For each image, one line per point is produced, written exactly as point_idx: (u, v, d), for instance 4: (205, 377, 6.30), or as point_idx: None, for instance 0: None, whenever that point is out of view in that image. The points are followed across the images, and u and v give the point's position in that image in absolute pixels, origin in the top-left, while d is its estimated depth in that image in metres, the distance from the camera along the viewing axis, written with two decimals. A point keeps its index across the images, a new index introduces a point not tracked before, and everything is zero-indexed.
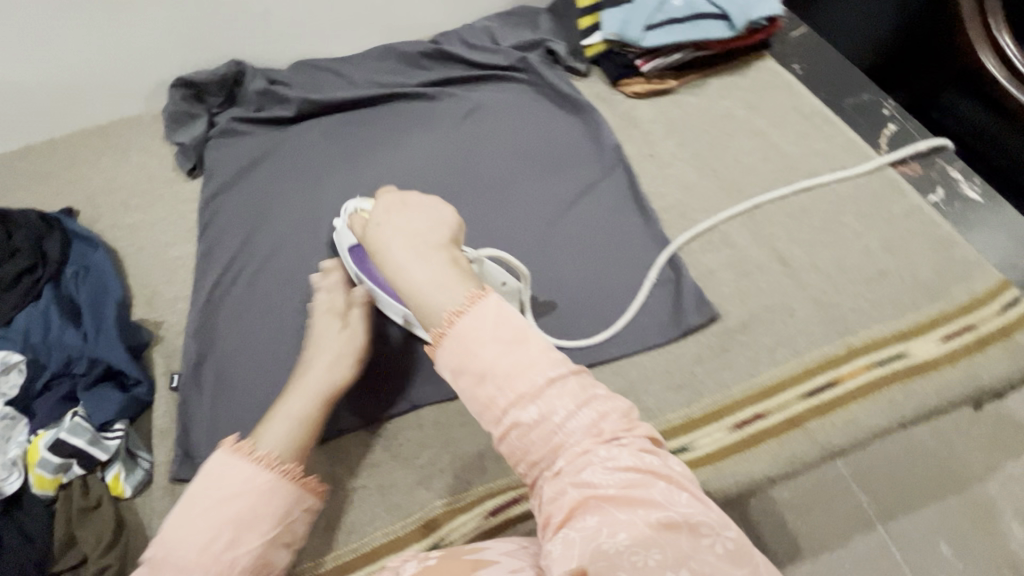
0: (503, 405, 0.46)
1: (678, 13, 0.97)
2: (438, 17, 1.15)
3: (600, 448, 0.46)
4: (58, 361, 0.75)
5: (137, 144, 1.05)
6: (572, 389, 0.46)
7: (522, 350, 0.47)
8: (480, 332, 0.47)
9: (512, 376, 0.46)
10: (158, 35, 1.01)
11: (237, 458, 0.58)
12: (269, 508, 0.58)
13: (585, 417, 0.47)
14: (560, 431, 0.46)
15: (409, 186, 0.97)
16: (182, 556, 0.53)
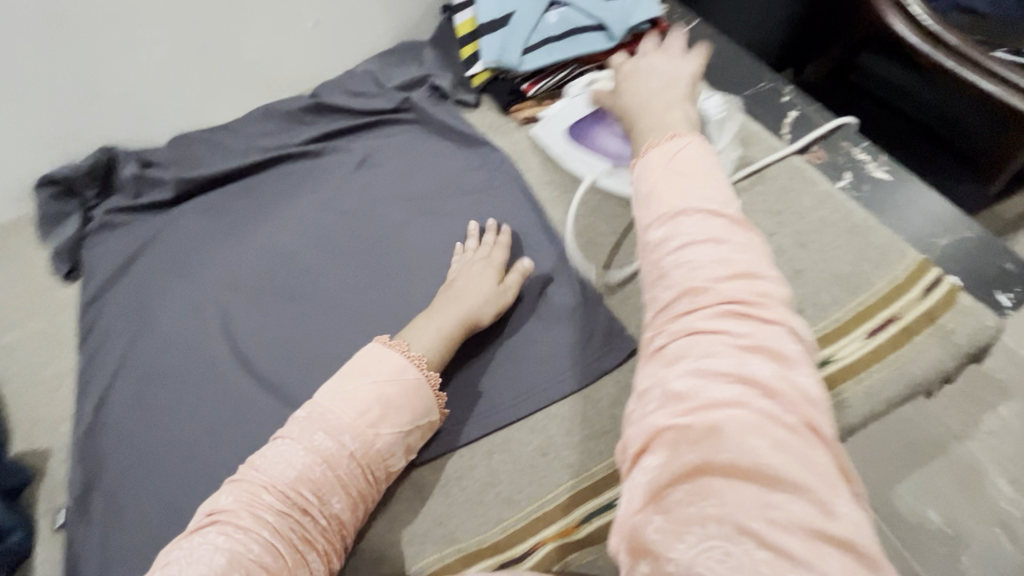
0: (654, 234, 0.50)
1: (554, 30, 0.93)
2: (318, 68, 1.10)
3: (701, 297, 0.44)
4: None
5: (9, 253, 0.97)
6: (739, 266, 0.45)
7: (707, 199, 0.49)
8: (681, 175, 0.51)
9: (680, 213, 0.49)
10: (12, 136, 0.93)
11: (391, 351, 0.66)
12: (413, 396, 0.64)
13: (725, 279, 0.44)
14: (677, 273, 0.47)
15: (300, 253, 0.90)
16: (335, 421, 0.60)
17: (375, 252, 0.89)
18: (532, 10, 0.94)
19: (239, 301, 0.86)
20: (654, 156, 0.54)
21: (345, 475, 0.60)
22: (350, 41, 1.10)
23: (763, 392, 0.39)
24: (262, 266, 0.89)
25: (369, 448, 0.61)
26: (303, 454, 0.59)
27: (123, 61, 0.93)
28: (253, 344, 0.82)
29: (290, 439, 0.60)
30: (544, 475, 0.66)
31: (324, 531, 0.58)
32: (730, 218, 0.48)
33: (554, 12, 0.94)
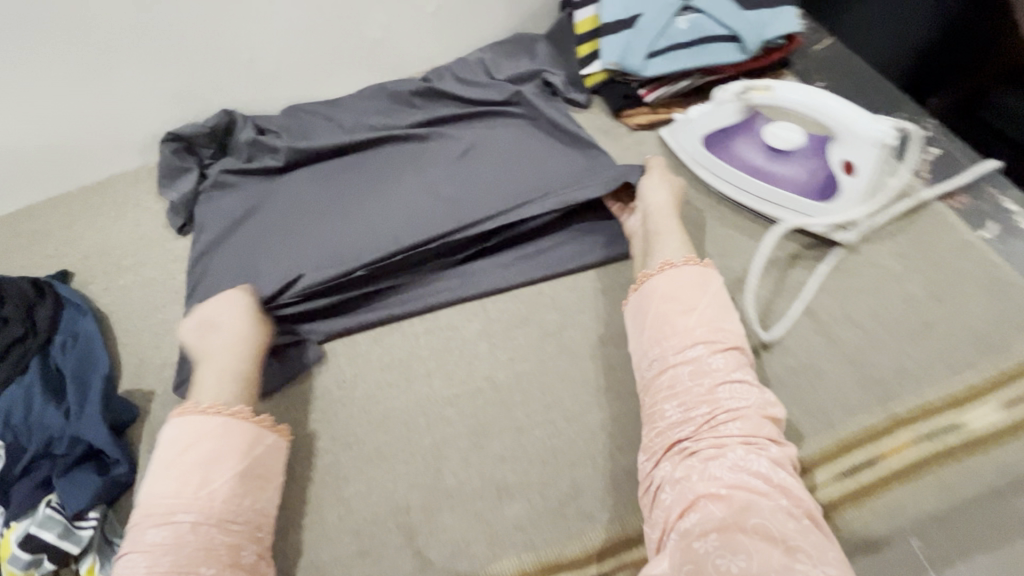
0: (688, 341, 0.65)
1: (682, 37, 0.90)
2: (432, 52, 1.11)
3: (727, 393, 0.61)
4: (40, 441, 0.72)
5: (133, 201, 1.05)
6: (740, 366, 0.64)
7: (734, 333, 0.66)
8: (696, 304, 0.67)
9: (710, 326, 0.66)
10: (147, 94, 1.00)
11: (205, 414, 0.64)
12: (233, 450, 0.63)
13: (746, 403, 0.61)
14: (721, 391, 0.62)
15: (397, 231, 0.90)
16: (158, 500, 0.59)
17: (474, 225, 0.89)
18: (662, 14, 0.91)
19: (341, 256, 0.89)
20: (668, 283, 0.69)
21: (219, 536, 0.59)
22: (466, 31, 1.10)
23: (780, 494, 0.55)
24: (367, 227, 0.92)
25: (210, 508, 0.59)
26: (183, 523, 0.58)
27: (256, 30, 0.97)
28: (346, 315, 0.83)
29: (153, 526, 0.58)
30: (627, 495, 0.65)
31: None
32: (734, 335, 0.66)
33: (685, 17, 0.91)
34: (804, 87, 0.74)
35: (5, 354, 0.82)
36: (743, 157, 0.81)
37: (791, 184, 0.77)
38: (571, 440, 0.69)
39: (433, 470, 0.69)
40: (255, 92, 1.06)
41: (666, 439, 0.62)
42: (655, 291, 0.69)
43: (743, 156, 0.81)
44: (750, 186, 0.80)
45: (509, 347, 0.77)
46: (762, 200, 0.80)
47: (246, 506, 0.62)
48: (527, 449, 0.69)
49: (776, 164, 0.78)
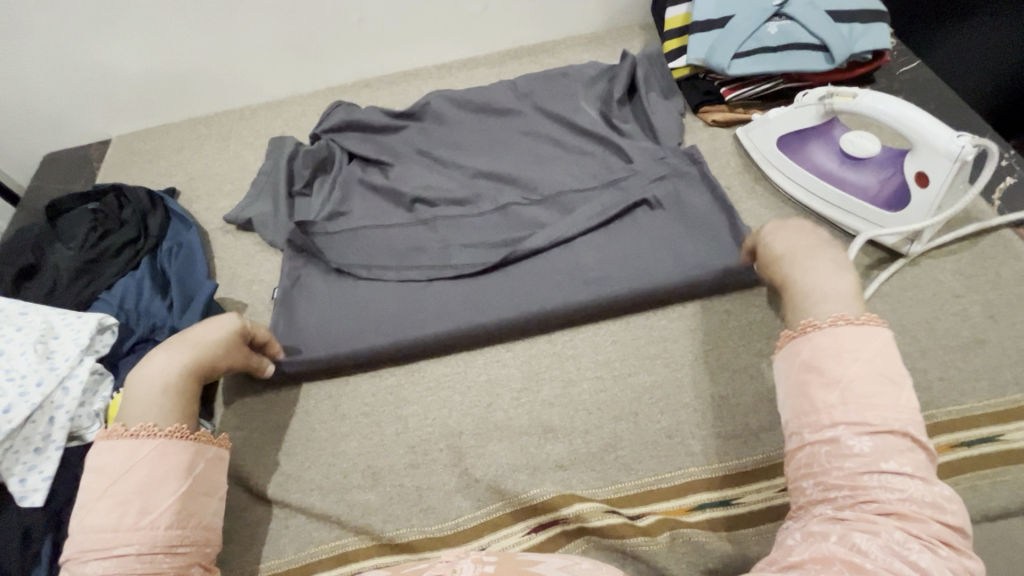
0: (833, 414, 0.48)
1: (770, 41, 0.93)
2: (523, 31, 1.17)
3: (889, 465, 0.45)
4: (145, 326, 0.83)
5: (236, 136, 1.15)
6: (902, 446, 0.46)
7: (899, 408, 0.47)
8: (853, 368, 0.49)
9: (868, 397, 0.48)
10: (263, 38, 1.09)
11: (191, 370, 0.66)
12: (171, 470, 0.58)
13: (910, 492, 0.44)
14: (873, 478, 0.45)
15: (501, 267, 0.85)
16: (86, 544, 0.52)
17: (594, 266, 0.83)
18: (753, 18, 0.94)
19: (446, 302, 0.82)
20: (826, 342, 0.51)
21: (173, 567, 0.54)
22: (558, 13, 1.15)
23: None
24: (484, 227, 0.90)
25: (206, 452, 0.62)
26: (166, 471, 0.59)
27: None
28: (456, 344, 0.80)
29: (92, 560, 0.51)
30: (664, 453, 0.70)
31: None
32: (901, 416, 0.47)
33: (775, 23, 0.94)
34: (890, 98, 0.75)
35: (122, 252, 0.93)
36: (816, 162, 0.85)
37: (860, 191, 0.81)
38: (616, 398, 0.74)
39: (485, 403, 0.75)
40: (356, 48, 1.14)
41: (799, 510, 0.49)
42: (801, 353, 0.52)
43: (816, 161, 0.85)
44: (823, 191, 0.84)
45: None
46: (828, 203, 0.84)
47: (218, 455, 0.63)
48: (574, 398, 0.74)
49: (849, 171, 0.82)
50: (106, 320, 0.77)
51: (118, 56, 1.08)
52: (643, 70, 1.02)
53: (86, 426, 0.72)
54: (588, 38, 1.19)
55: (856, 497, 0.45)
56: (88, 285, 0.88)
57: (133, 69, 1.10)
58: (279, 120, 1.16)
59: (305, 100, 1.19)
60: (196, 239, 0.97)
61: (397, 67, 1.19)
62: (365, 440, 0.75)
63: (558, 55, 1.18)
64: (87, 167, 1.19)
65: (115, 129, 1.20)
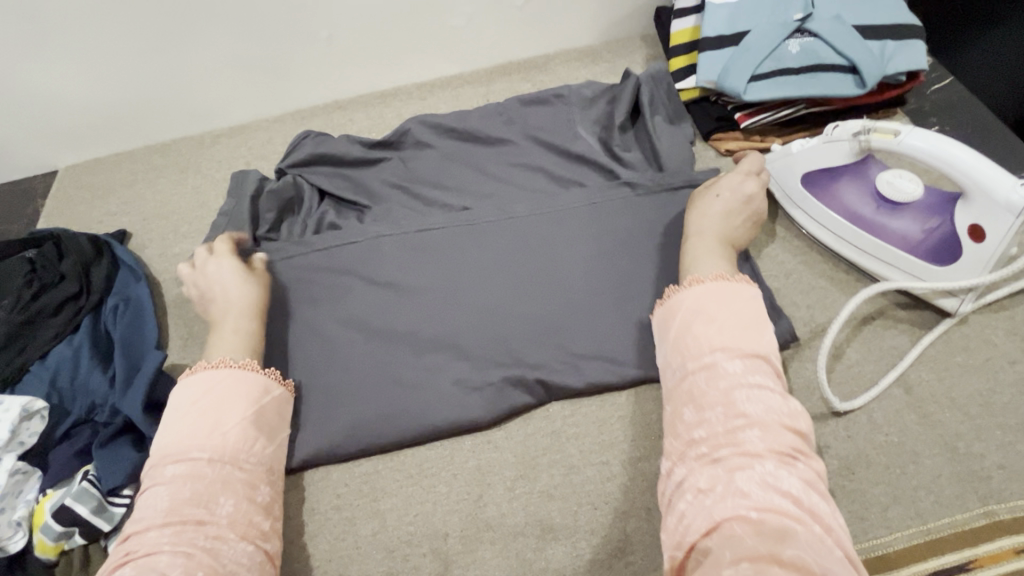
0: (705, 347, 0.57)
1: (792, 61, 0.82)
2: (513, 46, 1.06)
3: (757, 420, 0.51)
4: (82, 407, 0.72)
5: (195, 167, 1.04)
6: (766, 380, 0.54)
7: (752, 343, 0.57)
8: (720, 314, 0.59)
9: (738, 337, 0.57)
10: (221, 60, 0.97)
11: (214, 368, 0.62)
12: (244, 396, 0.61)
13: (768, 410, 0.52)
14: (739, 398, 0.53)
15: (481, 307, 0.74)
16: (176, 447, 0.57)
17: (589, 319, 0.72)
18: (772, 35, 0.83)
19: (423, 360, 0.71)
20: (691, 302, 0.61)
21: (233, 473, 0.57)
22: (551, 25, 1.04)
23: (816, 518, 0.46)
24: (463, 267, 0.77)
25: (230, 446, 0.58)
26: (183, 469, 0.55)
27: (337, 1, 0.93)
28: (439, 415, 0.68)
29: (171, 463, 0.56)
30: None
31: (231, 517, 0.55)
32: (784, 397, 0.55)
33: (797, 40, 0.83)
34: (937, 135, 0.65)
35: (60, 313, 0.81)
36: (847, 204, 0.75)
37: (900, 240, 0.71)
38: (625, 489, 0.64)
39: (474, 496, 0.65)
40: (326, 68, 1.02)
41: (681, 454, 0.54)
42: (676, 316, 0.62)
43: (848, 203, 0.75)
44: (859, 238, 0.73)
45: None
46: (862, 252, 0.74)
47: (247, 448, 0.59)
48: (577, 489, 0.65)
49: (886, 216, 0.72)
50: (33, 404, 0.67)
51: (53, 82, 0.95)
52: (648, 89, 0.90)
53: (6, 537, 0.61)
54: (584, 52, 1.08)
55: (727, 420, 0.52)
56: (20, 354, 0.78)
57: (74, 95, 0.98)
58: (243, 149, 1.05)
59: (272, 126, 1.07)
60: (146, 293, 0.85)
61: (373, 86, 1.07)
62: (335, 543, 0.64)
63: (550, 72, 1.07)
64: (30, 204, 1.07)
65: (61, 160, 1.08)
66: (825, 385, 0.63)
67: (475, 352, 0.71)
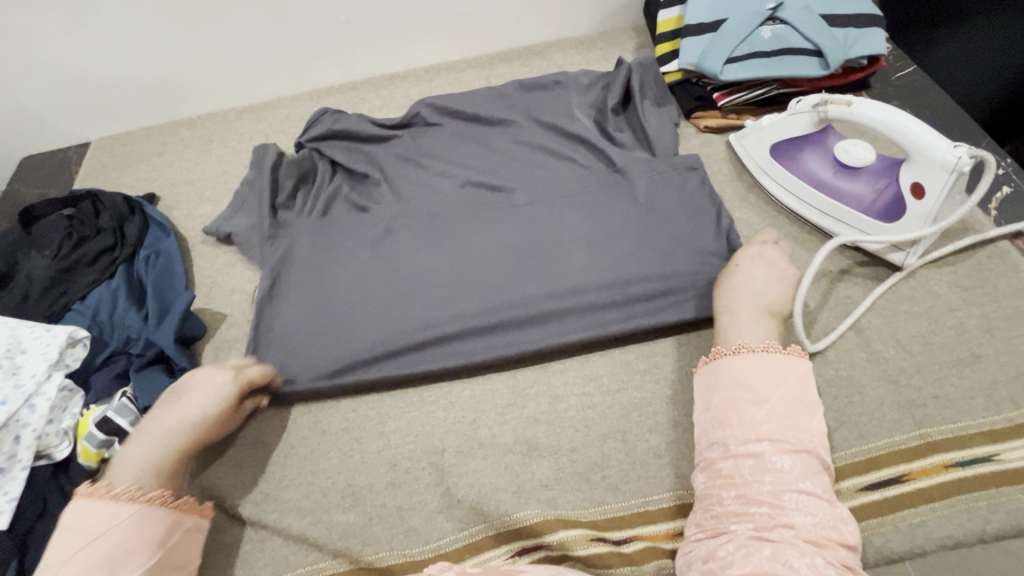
0: (755, 432, 0.58)
1: (765, 46, 0.91)
2: (514, 34, 1.15)
3: (799, 473, 0.56)
4: (120, 339, 0.80)
5: (219, 140, 1.13)
6: (813, 468, 0.57)
7: (807, 434, 0.59)
8: (769, 393, 0.60)
9: (788, 416, 0.59)
10: (246, 41, 1.06)
11: (101, 498, 0.59)
12: (138, 515, 0.59)
13: (819, 510, 0.55)
14: (790, 497, 0.55)
15: (474, 277, 0.82)
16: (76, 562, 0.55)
17: (587, 274, 0.79)
18: (747, 23, 0.92)
19: (416, 315, 0.78)
20: (741, 363, 0.63)
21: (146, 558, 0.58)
22: (549, 15, 1.13)
23: None
24: (480, 231, 0.86)
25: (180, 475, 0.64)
26: (129, 514, 0.59)
27: None
28: (431, 362, 0.76)
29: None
30: (653, 472, 0.68)
31: None
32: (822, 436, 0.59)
33: (770, 27, 0.92)
34: (885, 106, 0.73)
35: (97, 262, 0.90)
36: (811, 171, 0.83)
37: (856, 202, 0.79)
38: (603, 415, 0.72)
39: (469, 419, 0.73)
40: (341, 51, 1.11)
41: (719, 521, 0.56)
42: (727, 369, 0.64)
43: (812, 169, 0.83)
44: (820, 201, 0.82)
45: None
46: (823, 213, 0.82)
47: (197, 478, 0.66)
48: (561, 415, 0.73)
49: (845, 181, 0.80)
50: (78, 333, 0.74)
51: (93, 56, 1.04)
52: (639, 78, 0.99)
53: (54, 444, 0.69)
54: (579, 40, 1.17)
55: (775, 515, 0.54)
56: (62, 294, 0.86)
57: (110, 69, 1.07)
58: (263, 124, 1.14)
59: (289, 103, 1.16)
60: (174, 246, 0.94)
61: (384, 70, 1.17)
62: (344, 459, 0.72)
63: (547, 58, 1.15)
64: (64, 171, 1.16)
65: (94, 132, 1.17)
66: (798, 325, 0.71)
67: (464, 308, 0.79)
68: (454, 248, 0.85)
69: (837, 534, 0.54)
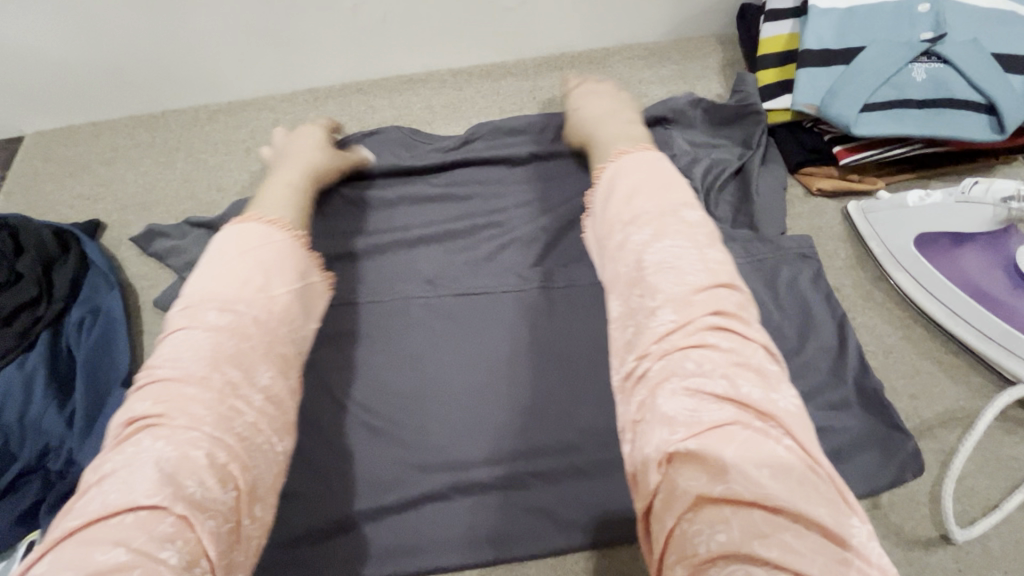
0: (646, 322, 0.43)
1: (913, 93, 0.68)
2: (570, 36, 0.90)
3: (697, 342, 0.41)
4: (33, 450, 0.60)
5: (185, 149, 0.88)
6: (717, 353, 0.40)
7: (694, 280, 0.44)
8: (652, 198, 0.50)
9: (668, 281, 0.44)
10: (222, 26, 0.80)
11: (157, 389, 0.43)
12: (275, 265, 0.52)
13: (720, 366, 0.39)
14: (692, 379, 0.39)
15: (512, 394, 0.65)
16: (177, 377, 0.44)
17: None
18: (891, 59, 0.69)
19: (441, 448, 0.63)
20: (626, 183, 0.53)
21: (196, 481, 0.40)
22: (618, 14, 0.88)
23: (815, 486, 0.35)
24: (523, 334, 0.68)
25: (273, 310, 0.50)
26: (203, 343, 0.45)
27: None
28: (460, 518, 0.60)
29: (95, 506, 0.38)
30: None
31: (257, 413, 0.46)
32: (719, 263, 0.46)
33: (922, 67, 0.69)
34: None
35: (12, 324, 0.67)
36: (971, 276, 0.63)
37: None
38: None
39: None
40: (348, 42, 0.85)
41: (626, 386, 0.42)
42: (600, 191, 0.55)
43: (971, 275, 0.63)
44: (984, 320, 0.61)
45: (627, 461, 0.61)
46: (984, 337, 0.61)
47: (304, 324, 0.53)
48: None
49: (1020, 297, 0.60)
50: None
51: (11, 32, 0.77)
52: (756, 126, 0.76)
53: None
54: (650, 50, 0.92)
55: (693, 411, 0.38)
56: None
57: (37, 50, 0.80)
58: (245, 131, 0.89)
59: (278, 106, 0.91)
60: (118, 305, 0.71)
61: (401, 70, 0.91)
62: None
63: (609, 71, 0.91)
64: None
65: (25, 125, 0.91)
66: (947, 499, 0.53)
67: (502, 443, 0.63)
68: (487, 352, 0.67)
69: (802, 421, 0.38)
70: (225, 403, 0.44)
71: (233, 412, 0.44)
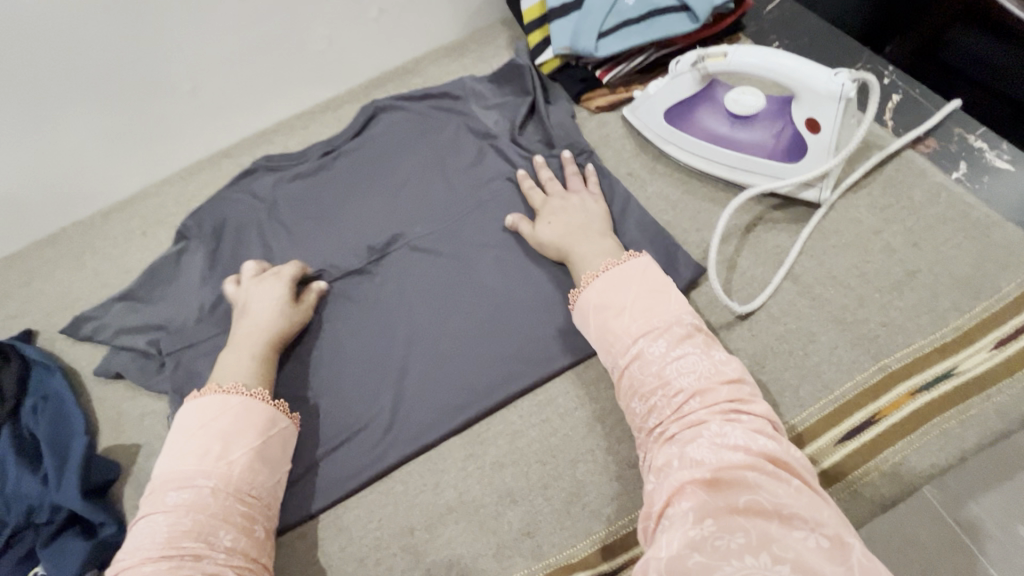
0: (630, 347, 0.60)
1: (631, 13, 0.88)
2: (383, 58, 1.08)
3: (715, 421, 0.54)
4: (19, 514, 0.70)
5: (90, 251, 1.01)
6: (705, 373, 0.57)
7: (690, 352, 0.59)
8: (626, 303, 0.63)
9: (650, 319, 0.61)
10: (86, 135, 0.93)
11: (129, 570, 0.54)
12: (229, 433, 0.63)
13: (703, 382, 0.56)
14: (676, 378, 0.57)
15: (399, 329, 0.77)
16: (150, 547, 0.55)
17: (512, 298, 0.77)
18: None
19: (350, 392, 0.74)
20: (602, 290, 0.65)
21: None
22: (413, 27, 1.06)
23: (771, 461, 0.51)
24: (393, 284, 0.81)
25: (230, 477, 0.60)
26: (161, 524, 0.56)
27: (193, 53, 0.91)
28: (382, 435, 0.71)
29: None
30: (629, 482, 0.64)
31: (227, 561, 0.56)
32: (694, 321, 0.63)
33: None
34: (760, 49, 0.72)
35: None
36: (708, 128, 0.81)
37: (758, 148, 0.77)
38: (568, 438, 0.68)
39: (431, 485, 0.68)
40: (201, 118, 1.00)
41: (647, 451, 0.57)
42: (591, 304, 0.65)
43: (707, 126, 0.81)
44: (727, 155, 0.79)
45: None
46: (731, 168, 0.80)
47: (269, 476, 0.63)
48: (525, 451, 0.68)
49: (738, 129, 0.79)
50: None
51: None
52: (530, 75, 0.95)
53: None
54: (451, 48, 1.11)
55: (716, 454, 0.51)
56: None
57: None
58: (136, 221, 1.02)
59: (159, 190, 1.05)
60: (62, 385, 0.82)
61: (253, 127, 1.07)
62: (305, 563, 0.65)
63: (423, 74, 1.09)
64: None
65: None
66: (723, 291, 0.69)
67: (399, 369, 0.74)
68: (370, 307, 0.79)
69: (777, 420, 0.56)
70: (184, 563, 0.54)
71: (193, 566, 0.54)
